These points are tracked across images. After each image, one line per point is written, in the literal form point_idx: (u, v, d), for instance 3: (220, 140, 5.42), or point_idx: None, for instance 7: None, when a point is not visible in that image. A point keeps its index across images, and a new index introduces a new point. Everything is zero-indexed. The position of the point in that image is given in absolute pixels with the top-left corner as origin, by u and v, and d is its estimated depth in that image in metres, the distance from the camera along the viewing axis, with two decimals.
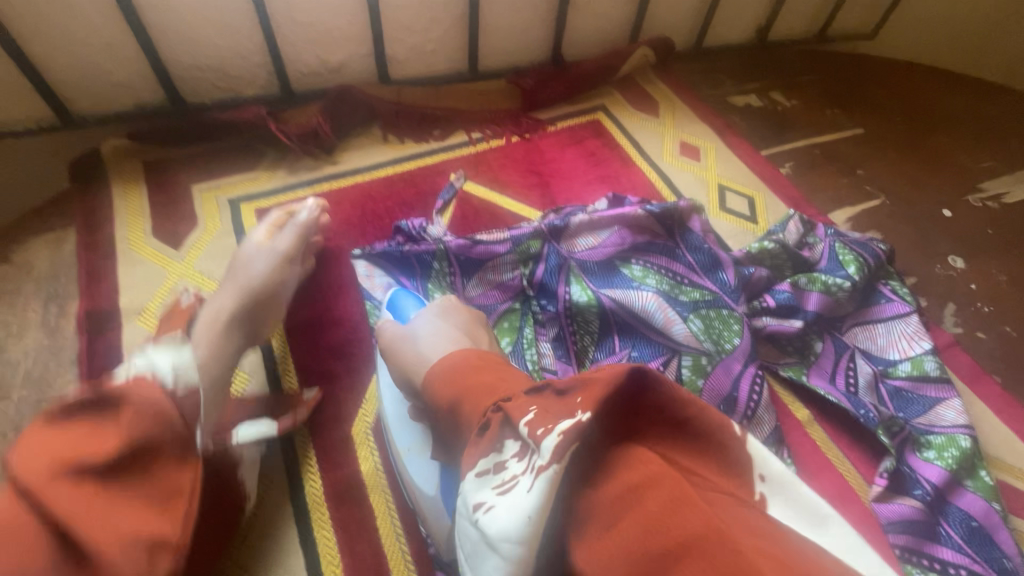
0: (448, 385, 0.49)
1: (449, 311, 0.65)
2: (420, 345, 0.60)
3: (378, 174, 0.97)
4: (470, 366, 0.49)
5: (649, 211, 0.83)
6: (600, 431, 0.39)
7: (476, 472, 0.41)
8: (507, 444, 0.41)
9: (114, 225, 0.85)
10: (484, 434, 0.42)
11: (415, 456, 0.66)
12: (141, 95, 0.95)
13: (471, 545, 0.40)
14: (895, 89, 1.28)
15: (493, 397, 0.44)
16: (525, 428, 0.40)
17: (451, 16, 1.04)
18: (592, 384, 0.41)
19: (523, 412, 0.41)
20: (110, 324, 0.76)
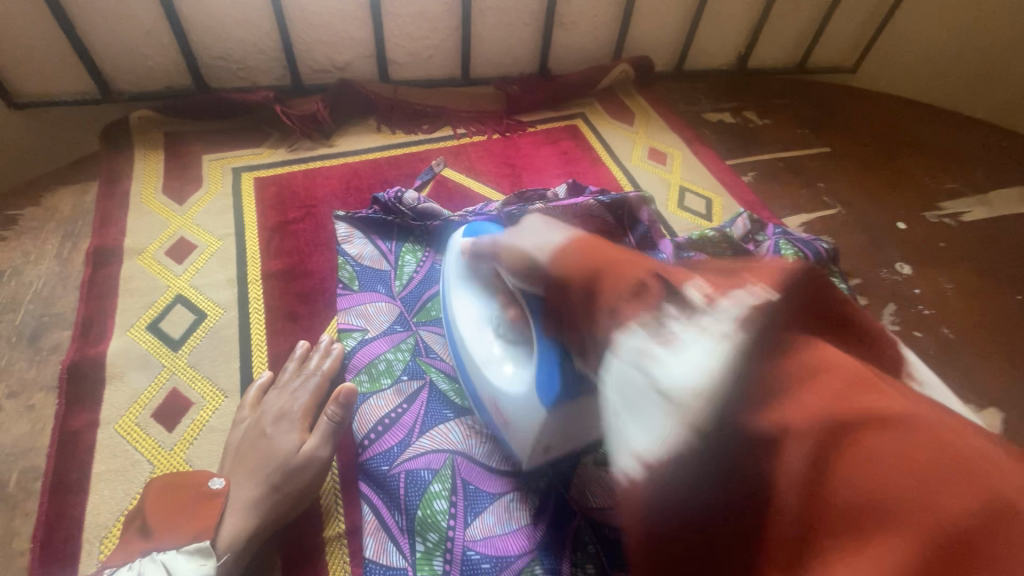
0: (577, 267, 0.45)
1: (548, 219, 0.57)
2: (523, 248, 0.53)
3: (366, 156, 1.08)
4: (603, 249, 0.46)
5: (600, 202, 0.87)
6: (795, 315, 0.35)
7: (630, 332, 0.38)
8: (669, 306, 0.38)
9: (131, 182, 0.97)
10: (637, 297, 0.39)
11: (496, 368, 0.63)
12: (170, 78, 1.10)
13: (636, 390, 0.36)
14: (869, 115, 1.34)
15: (641, 267, 0.42)
16: (696, 295, 0.39)
17: (447, 27, 1.17)
18: (756, 270, 0.41)
19: (690, 280, 0.40)
20: (113, 259, 0.86)
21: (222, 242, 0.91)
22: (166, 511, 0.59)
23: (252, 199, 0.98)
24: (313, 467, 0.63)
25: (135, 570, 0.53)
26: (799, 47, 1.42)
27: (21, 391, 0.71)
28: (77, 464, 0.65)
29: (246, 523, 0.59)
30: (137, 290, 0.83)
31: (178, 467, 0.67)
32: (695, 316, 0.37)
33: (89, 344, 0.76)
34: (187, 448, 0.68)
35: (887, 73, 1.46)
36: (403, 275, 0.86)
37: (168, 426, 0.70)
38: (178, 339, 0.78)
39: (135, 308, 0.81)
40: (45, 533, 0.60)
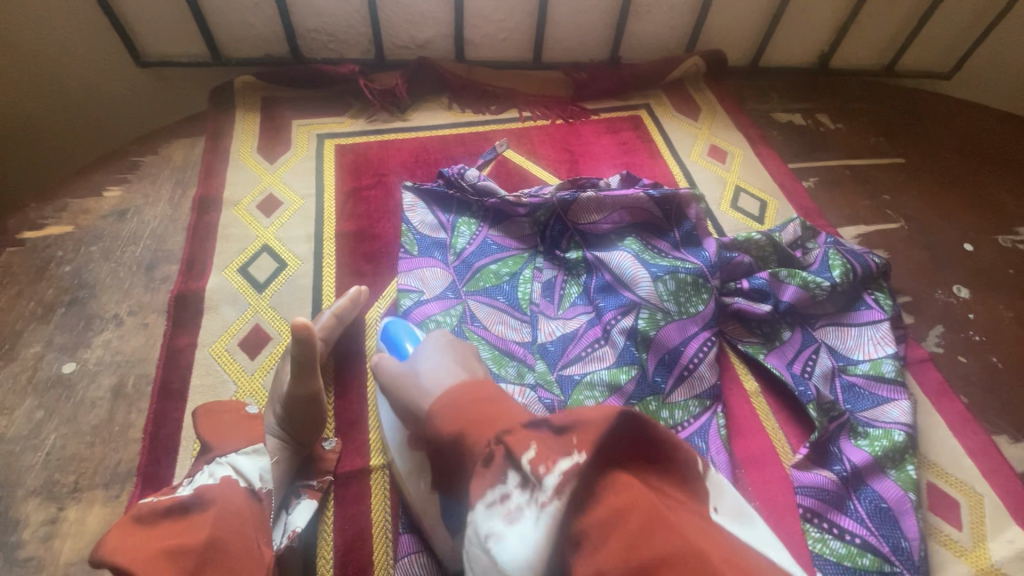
0: (451, 420, 0.53)
1: (451, 340, 0.68)
2: (419, 376, 0.62)
3: (436, 133, 1.16)
4: (465, 404, 0.54)
5: (651, 196, 0.90)
6: (601, 464, 0.44)
7: (482, 502, 0.46)
8: (510, 476, 0.46)
9: (231, 140, 1.10)
10: (487, 466, 0.48)
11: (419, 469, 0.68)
12: (271, 47, 1.21)
13: (481, 567, 0.45)
14: (956, 127, 1.27)
15: (492, 430, 0.50)
16: (527, 463, 0.46)
17: (524, 11, 1.21)
18: (585, 426, 0.47)
19: (524, 448, 0.47)
20: (214, 208, 0.99)
21: (304, 202, 1.02)
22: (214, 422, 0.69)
23: (333, 164, 1.09)
24: (296, 399, 0.69)
25: (207, 471, 0.61)
26: (888, 49, 1.36)
27: (138, 311, 0.86)
28: (180, 375, 0.79)
29: (279, 436, 0.70)
30: (232, 236, 0.96)
31: (257, 389, 0.79)
32: (537, 488, 0.45)
33: (192, 278, 0.89)
34: (265, 374, 0.81)
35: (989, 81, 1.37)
36: (456, 245, 0.94)
37: (250, 355, 0.82)
38: (263, 282, 0.90)
39: (229, 251, 0.94)
40: (154, 428, 0.74)
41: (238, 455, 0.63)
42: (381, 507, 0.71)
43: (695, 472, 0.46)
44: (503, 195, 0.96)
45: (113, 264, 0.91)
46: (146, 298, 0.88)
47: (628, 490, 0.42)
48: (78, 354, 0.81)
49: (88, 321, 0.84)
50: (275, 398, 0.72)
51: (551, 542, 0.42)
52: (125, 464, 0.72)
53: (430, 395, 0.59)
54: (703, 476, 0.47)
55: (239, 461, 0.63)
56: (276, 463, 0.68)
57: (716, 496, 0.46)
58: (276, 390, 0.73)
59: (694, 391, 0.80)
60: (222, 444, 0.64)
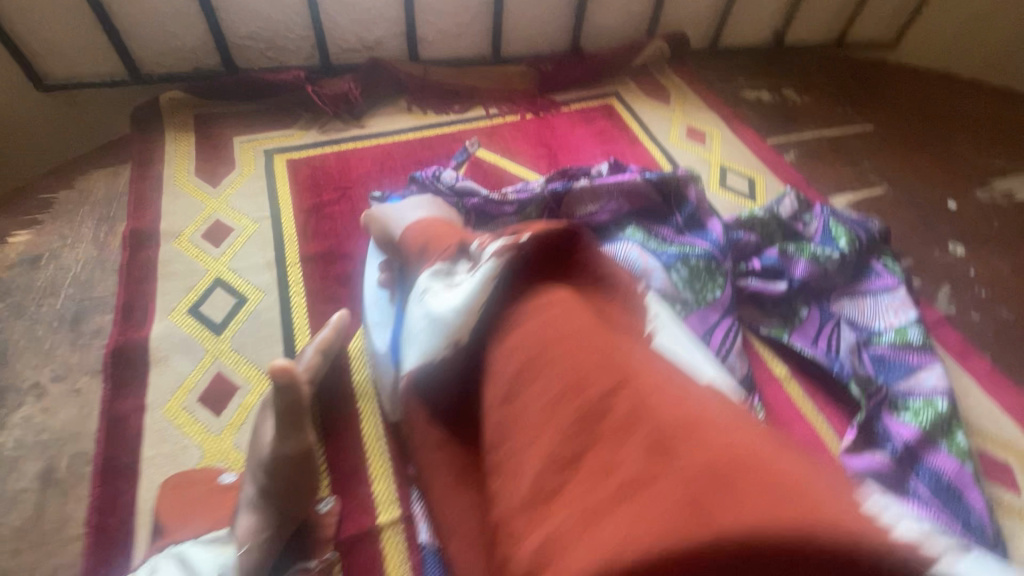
0: (420, 235, 0.60)
1: (434, 202, 0.73)
2: (405, 225, 0.66)
3: (399, 138, 1.05)
4: (434, 227, 0.60)
5: (648, 178, 0.84)
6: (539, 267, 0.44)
7: (431, 275, 0.52)
8: (459, 261, 0.51)
9: (163, 165, 0.96)
10: (447, 261, 0.52)
11: (381, 325, 0.70)
12: (200, 59, 1.08)
13: (415, 324, 0.50)
14: (913, 91, 1.30)
15: (457, 241, 0.55)
16: (480, 247, 0.48)
17: (479, 3, 1.13)
18: (524, 228, 0.49)
19: (478, 240, 0.50)
20: (151, 243, 0.85)
21: (259, 225, 0.89)
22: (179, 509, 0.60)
23: (286, 181, 0.96)
24: (281, 463, 0.55)
25: (148, 569, 0.51)
26: (838, 23, 1.38)
27: (65, 375, 0.70)
28: (128, 446, 0.64)
29: (253, 514, 0.54)
30: (176, 273, 0.82)
31: (228, 452, 0.66)
32: (473, 262, 0.48)
33: (131, 327, 0.75)
34: (235, 433, 0.67)
35: (932, 45, 1.41)
36: None
37: (215, 411, 0.68)
38: (221, 323, 0.77)
39: (174, 291, 0.79)
40: (100, 518, 0.60)
41: (191, 543, 0.54)
42: (400, 573, 0.60)
43: (636, 294, 0.47)
44: (485, 194, 0.86)
45: (28, 322, 0.75)
46: (74, 358, 0.72)
47: (557, 296, 0.41)
48: None
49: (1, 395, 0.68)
50: (250, 461, 0.57)
51: (478, 296, 0.44)
52: (64, 569, 0.57)
53: (409, 233, 0.63)
54: (644, 296, 0.48)
55: (181, 550, 0.52)
56: (245, 554, 0.52)
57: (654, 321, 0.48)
58: (253, 451, 0.58)
59: None
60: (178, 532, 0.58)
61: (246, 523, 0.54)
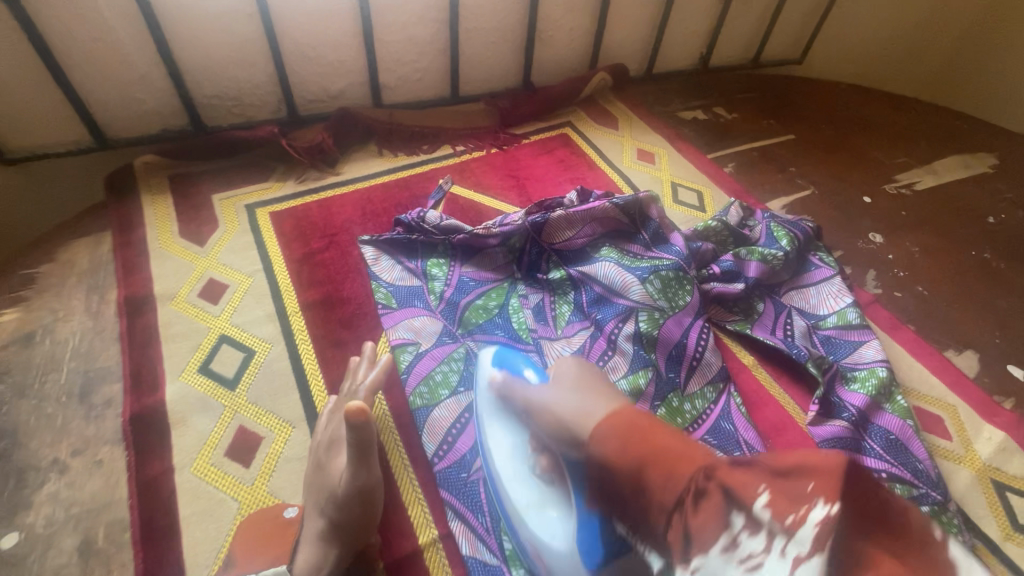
0: (626, 449, 0.49)
1: (591, 380, 0.65)
2: (569, 416, 0.58)
3: (376, 182, 1.11)
4: (640, 427, 0.50)
5: (615, 204, 0.93)
6: (853, 520, 0.39)
7: (716, 551, 0.42)
8: (732, 514, 0.42)
9: (146, 229, 0.97)
10: (699, 506, 0.43)
11: (537, 510, 0.62)
12: (167, 120, 1.10)
13: None
14: (821, 102, 1.49)
15: (693, 464, 0.45)
16: (764, 511, 0.41)
17: (435, 49, 1.21)
18: (817, 471, 0.42)
19: (758, 496, 0.42)
20: (147, 307, 0.86)
21: (253, 279, 0.92)
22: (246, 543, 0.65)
23: (273, 233, 1.00)
24: (348, 501, 0.60)
25: None
26: (752, 45, 1.55)
27: (85, 448, 0.71)
28: (164, 509, 0.67)
29: (316, 549, 0.61)
30: (179, 334, 0.84)
31: (263, 499, 0.69)
32: (777, 542, 0.40)
33: (143, 393, 0.77)
34: (268, 480, 0.71)
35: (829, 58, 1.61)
36: (435, 290, 0.91)
37: (244, 463, 0.72)
38: (233, 377, 0.80)
39: (181, 353, 0.82)
40: None
41: (260, 574, 0.60)
42: None
43: (933, 540, 0.40)
44: (470, 230, 0.95)
45: (34, 401, 0.75)
46: (90, 430, 0.73)
47: (887, 566, 0.37)
48: (18, 520, 0.65)
49: (20, 476, 0.68)
50: (319, 494, 0.63)
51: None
52: None
53: (586, 426, 0.55)
54: (945, 545, 0.39)
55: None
56: None
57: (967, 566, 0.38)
58: (322, 485, 0.63)
59: (706, 378, 0.83)
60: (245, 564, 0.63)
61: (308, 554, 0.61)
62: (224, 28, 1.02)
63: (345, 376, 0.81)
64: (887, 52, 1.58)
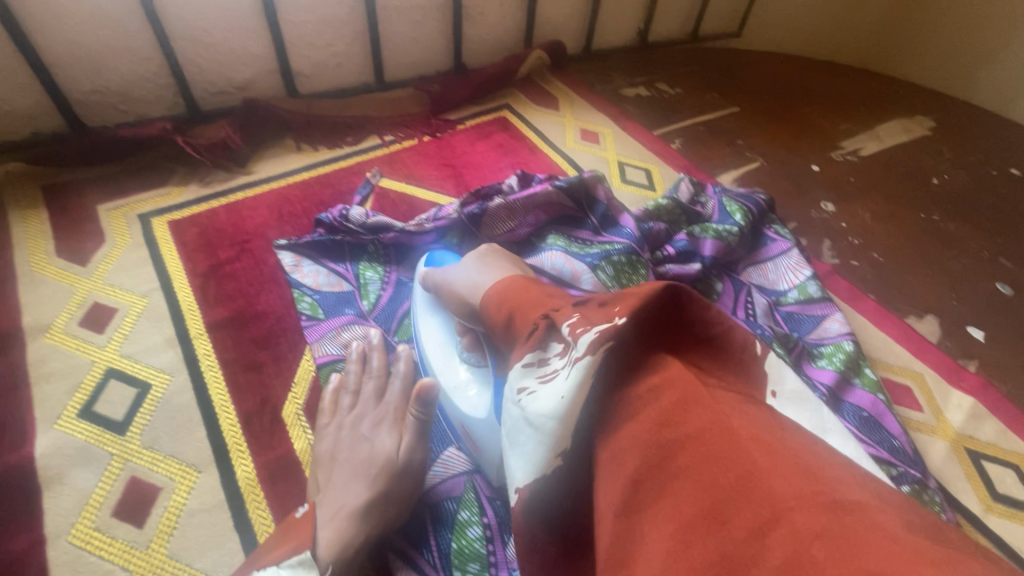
0: (500, 301, 0.49)
1: (494, 260, 0.64)
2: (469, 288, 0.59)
3: (293, 179, 0.99)
4: (518, 285, 0.50)
5: (559, 187, 0.85)
6: (647, 334, 0.39)
7: (523, 364, 0.42)
8: (551, 341, 0.41)
9: (14, 250, 0.82)
10: (530, 338, 0.43)
11: (459, 390, 0.63)
12: (38, 123, 0.94)
13: (513, 428, 0.41)
14: (762, 72, 1.46)
15: (541, 309, 0.45)
16: (568, 329, 0.40)
17: (353, 30, 1.09)
18: (630, 294, 0.41)
19: (567, 316, 0.41)
20: (14, 344, 0.72)
21: (149, 300, 0.79)
22: None
23: (172, 245, 0.86)
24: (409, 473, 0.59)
25: None
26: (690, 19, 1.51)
27: None
28: None
29: (353, 525, 0.53)
30: (54, 373, 0.70)
31: (163, 565, 0.57)
32: (571, 346, 0.39)
33: (7, 450, 0.63)
34: (168, 541, 0.59)
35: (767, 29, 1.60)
36: (369, 295, 0.80)
37: (138, 523, 0.60)
38: (123, 420, 0.67)
39: (57, 395, 0.68)
40: None
41: (280, 567, 0.48)
42: None
43: (752, 356, 0.43)
44: (401, 226, 0.84)
45: None
46: None
47: (676, 366, 0.37)
48: None
49: None
50: (364, 467, 0.57)
51: (588, 392, 0.36)
52: None
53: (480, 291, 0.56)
54: (761, 359, 0.43)
55: None
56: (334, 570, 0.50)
57: (774, 380, 0.44)
58: (366, 458, 0.58)
59: None
60: None
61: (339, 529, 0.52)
62: (95, 12, 0.87)
63: (261, 405, 0.70)
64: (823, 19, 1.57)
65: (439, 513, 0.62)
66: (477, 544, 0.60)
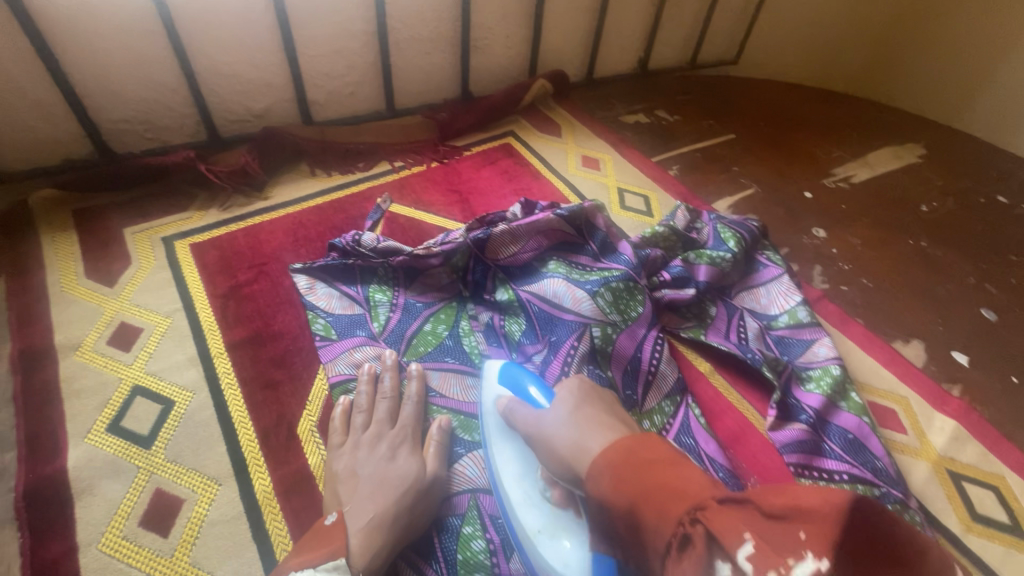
0: (623, 488, 0.48)
1: (592, 408, 0.61)
2: (566, 449, 0.58)
3: (308, 204, 1.04)
4: (638, 461, 0.49)
5: (560, 215, 0.90)
6: (839, 564, 0.38)
7: None
8: (716, 561, 0.40)
9: (45, 271, 0.87)
10: (683, 553, 0.42)
11: (548, 538, 0.59)
12: (69, 149, 1.00)
13: None
14: (757, 101, 1.52)
15: (684, 504, 0.44)
16: (747, 562, 0.38)
17: (366, 62, 1.15)
18: (808, 515, 0.40)
19: (737, 541, 0.39)
20: (47, 361, 0.77)
21: (172, 320, 0.84)
22: None
23: (194, 267, 0.91)
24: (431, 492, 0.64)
25: None
26: (689, 48, 1.57)
27: None
28: None
29: (380, 540, 0.58)
30: (84, 389, 0.74)
31: (186, 572, 0.61)
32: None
33: (41, 461, 0.67)
34: (190, 550, 0.63)
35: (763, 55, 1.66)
36: (379, 317, 0.85)
37: (162, 532, 0.64)
38: (149, 435, 0.71)
39: (87, 410, 0.73)
40: None
41: (316, 570, 0.52)
42: None
43: None
44: (411, 251, 0.89)
45: None
46: None
47: None
48: None
49: None
50: (388, 484, 0.62)
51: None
52: None
53: (585, 459, 0.55)
54: None
55: None
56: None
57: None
58: (389, 476, 0.63)
59: (663, 392, 0.80)
60: None
61: (365, 541, 0.57)
62: (126, 48, 0.93)
63: (277, 422, 0.74)
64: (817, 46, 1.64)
65: (445, 525, 0.66)
66: (480, 556, 0.64)
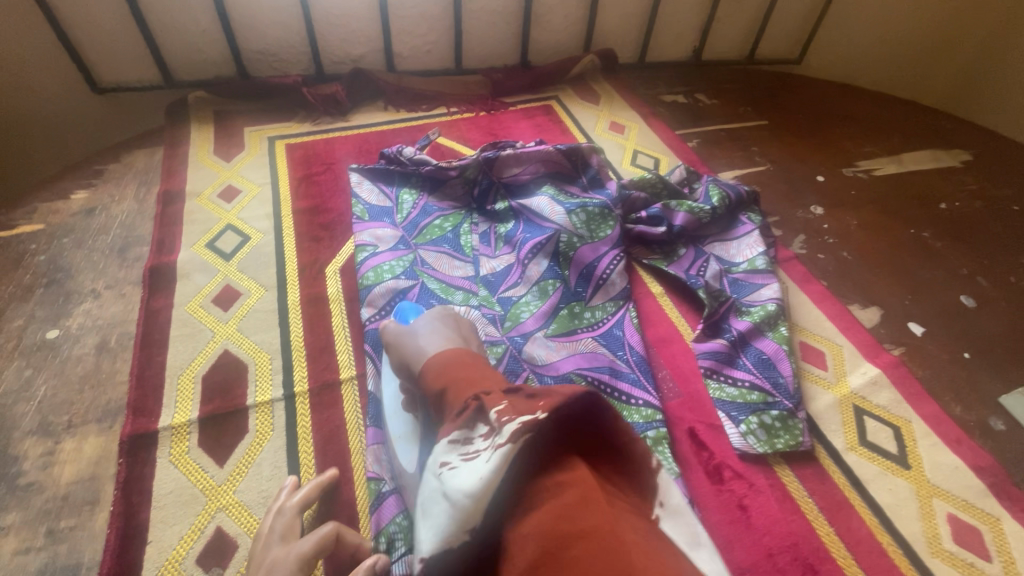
0: (440, 375, 0.59)
1: (445, 318, 0.72)
2: (416, 342, 0.68)
3: (375, 128, 1.32)
4: (461, 361, 0.60)
5: (559, 148, 1.10)
6: (558, 427, 0.46)
7: (450, 441, 0.50)
8: (476, 424, 0.49)
9: (189, 146, 1.22)
10: (461, 416, 0.51)
11: (404, 442, 0.73)
12: (220, 70, 1.36)
13: (432, 498, 0.48)
14: (808, 97, 1.56)
15: (475, 388, 0.54)
16: (495, 414, 0.48)
17: (442, 26, 1.42)
18: (554, 391, 0.50)
19: (496, 404, 0.49)
20: (178, 200, 1.10)
21: (261, 189, 1.15)
22: (210, 376, 0.83)
23: (284, 158, 1.22)
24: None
25: None
26: (748, 43, 1.65)
27: (115, 284, 0.95)
28: (159, 329, 0.88)
29: None
30: (197, 220, 1.07)
31: (232, 332, 0.89)
32: (497, 435, 0.46)
33: (163, 254, 1.00)
34: (238, 321, 0.91)
35: (829, 49, 1.66)
36: (403, 208, 1.08)
37: (224, 308, 0.92)
38: (230, 252, 1.01)
39: (196, 231, 1.05)
40: (138, 370, 0.83)
41: None
42: (353, 411, 0.81)
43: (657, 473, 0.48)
44: (438, 164, 1.12)
45: (86, 251, 1.00)
46: (121, 274, 0.97)
47: (585, 475, 0.43)
48: (61, 322, 0.89)
49: (68, 296, 0.93)
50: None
51: (496, 480, 0.43)
52: (115, 402, 0.80)
53: (425, 355, 0.65)
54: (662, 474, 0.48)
55: None
56: None
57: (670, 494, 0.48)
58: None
59: (610, 295, 0.96)
60: (204, 382, 0.83)
61: None
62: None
63: (313, 262, 1.01)
64: (890, 47, 1.63)
65: None
66: None
